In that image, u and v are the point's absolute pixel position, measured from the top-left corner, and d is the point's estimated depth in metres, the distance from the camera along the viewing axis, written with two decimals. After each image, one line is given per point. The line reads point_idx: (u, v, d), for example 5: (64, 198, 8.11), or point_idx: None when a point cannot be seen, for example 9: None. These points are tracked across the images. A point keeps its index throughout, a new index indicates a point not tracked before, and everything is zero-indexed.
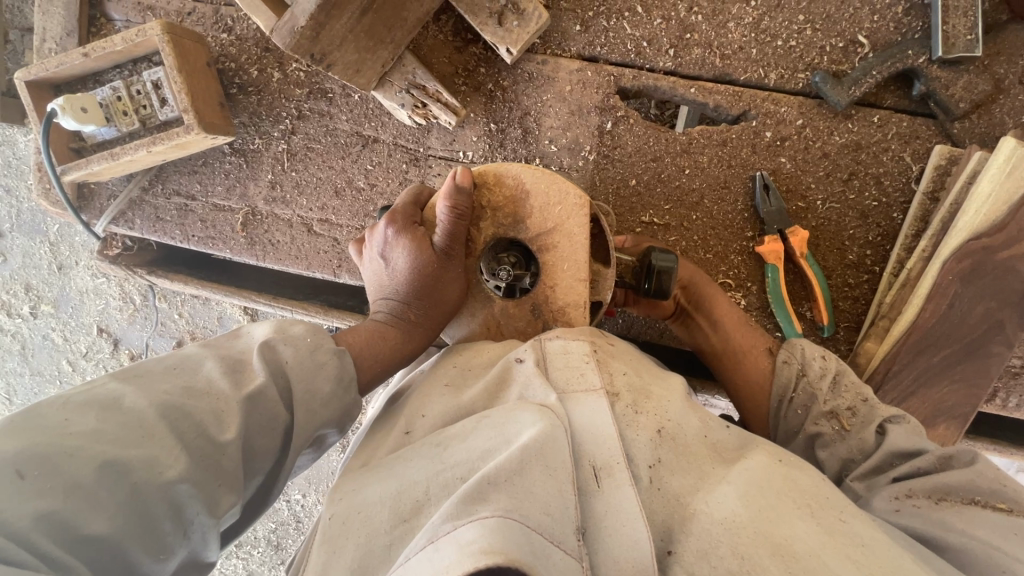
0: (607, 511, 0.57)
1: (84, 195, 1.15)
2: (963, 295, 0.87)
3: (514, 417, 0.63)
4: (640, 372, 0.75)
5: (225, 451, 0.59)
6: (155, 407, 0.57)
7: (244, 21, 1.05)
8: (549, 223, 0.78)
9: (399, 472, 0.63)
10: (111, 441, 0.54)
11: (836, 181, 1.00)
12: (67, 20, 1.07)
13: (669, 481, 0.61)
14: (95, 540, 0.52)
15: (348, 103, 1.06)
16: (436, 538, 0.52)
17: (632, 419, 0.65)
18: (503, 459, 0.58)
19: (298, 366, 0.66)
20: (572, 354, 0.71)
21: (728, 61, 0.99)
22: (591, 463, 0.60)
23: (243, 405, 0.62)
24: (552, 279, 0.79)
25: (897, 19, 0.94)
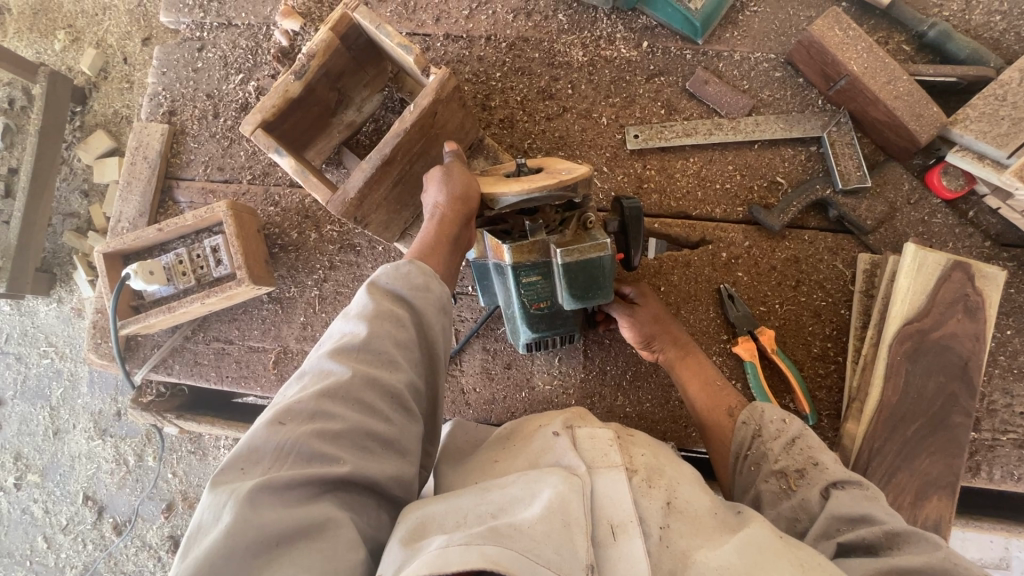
0: (621, 558, 0.65)
1: (131, 346, 1.27)
2: (915, 371, 1.00)
3: (543, 477, 0.71)
4: (659, 455, 0.85)
5: (383, 351, 0.74)
6: (330, 352, 0.74)
7: (289, 197, 1.30)
8: (547, 163, 0.99)
9: (453, 497, 0.71)
10: (314, 386, 0.70)
11: (786, 287, 1.19)
12: (141, 204, 1.31)
13: (677, 540, 0.69)
14: (343, 433, 0.68)
15: (373, 253, 1.27)
16: (470, 541, 0.60)
17: (645, 491, 0.74)
18: (531, 511, 0.65)
19: (406, 284, 0.79)
20: (599, 437, 0.79)
21: (681, 202, 1.25)
22: (609, 521, 0.68)
23: (379, 319, 0.75)
24: (554, 166, 0.95)
25: (803, 164, 1.23)
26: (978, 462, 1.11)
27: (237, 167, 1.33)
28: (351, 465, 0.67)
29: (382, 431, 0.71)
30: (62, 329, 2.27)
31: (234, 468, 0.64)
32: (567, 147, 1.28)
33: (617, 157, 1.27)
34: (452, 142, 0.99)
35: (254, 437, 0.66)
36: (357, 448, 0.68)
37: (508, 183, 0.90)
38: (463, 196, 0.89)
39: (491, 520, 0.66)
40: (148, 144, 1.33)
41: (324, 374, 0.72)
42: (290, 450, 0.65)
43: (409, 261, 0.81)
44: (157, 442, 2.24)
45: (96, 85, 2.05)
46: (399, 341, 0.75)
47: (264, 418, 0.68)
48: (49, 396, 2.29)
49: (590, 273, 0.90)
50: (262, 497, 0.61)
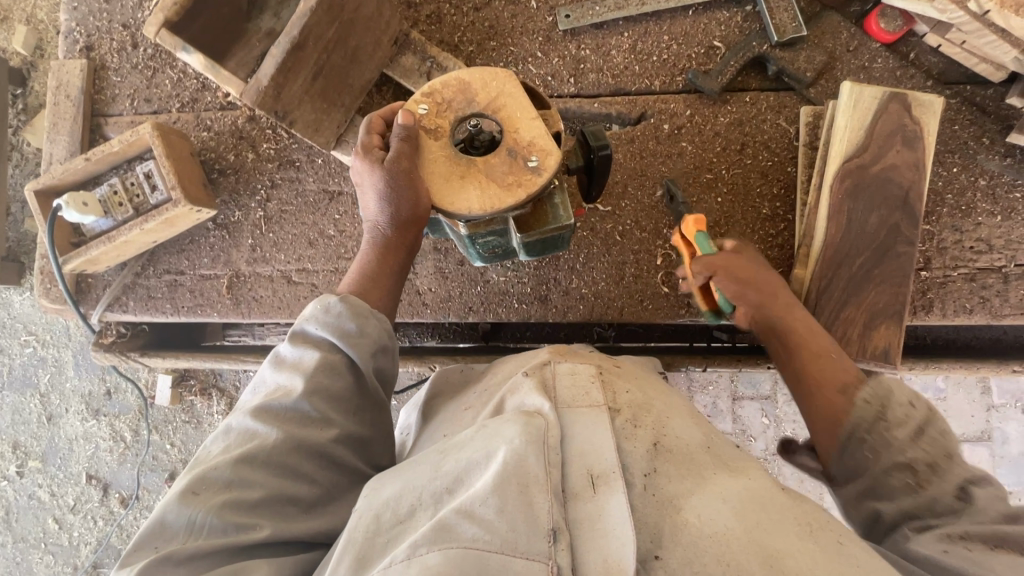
0: (595, 515, 0.62)
1: (82, 288, 1.26)
2: (857, 208, 1.00)
3: (500, 432, 0.67)
4: (644, 388, 0.80)
5: (311, 408, 0.73)
6: (255, 410, 0.73)
7: (221, 120, 1.26)
8: (501, 99, 0.78)
9: (406, 474, 0.69)
10: (239, 446, 0.70)
11: (733, 152, 1.18)
12: (71, 144, 1.27)
13: (664, 484, 0.66)
14: (270, 495, 0.68)
15: (314, 167, 1.24)
16: (413, 556, 0.59)
17: (631, 431, 0.70)
18: (484, 481, 0.63)
19: (335, 330, 0.77)
20: (578, 374, 0.76)
21: (620, 78, 1.22)
22: (588, 468, 0.65)
23: (307, 377, 0.74)
24: (512, 126, 0.77)
25: (740, 25, 1.19)
26: (931, 300, 1.12)
27: (165, 96, 1.29)
28: (270, 528, 0.66)
29: (307, 496, 0.71)
30: (39, 316, 2.28)
31: (145, 542, 0.64)
32: (498, 36, 1.24)
33: (550, 40, 1.23)
34: (400, 117, 0.76)
35: (165, 509, 0.65)
36: (280, 516, 0.68)
37: (464, 178, 0.76)
38: (412, 221, 0.82)
39: (446, 498, 0.65)
40: (69, 83, 1.28)
41: (249, 434, 0.71)
42: (201, 522, 0.64)
43: (340, 299, 0.79)
44: (147, 414, 2.27)
45: (32, 64, 2.09)
46: (330, 397, 0.75)
47: (178, 486, 0.67)
48: (37, 383, 2.31)
49: (548, 243, 0.87)
50: (164, 574, 0.61)
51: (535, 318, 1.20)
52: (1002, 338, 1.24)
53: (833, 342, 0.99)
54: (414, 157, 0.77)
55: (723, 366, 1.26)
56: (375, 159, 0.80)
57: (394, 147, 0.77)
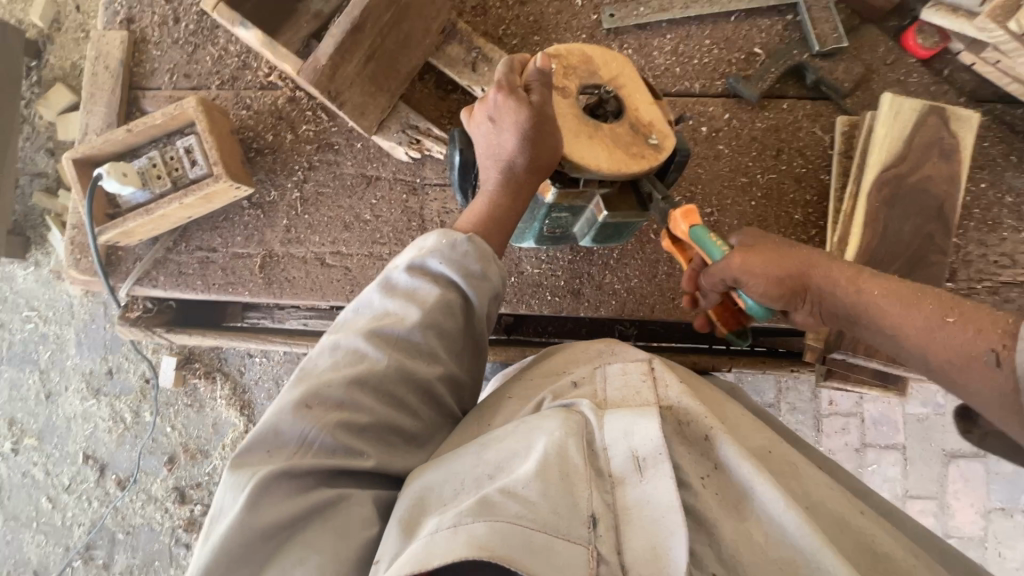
0: (639, 504, 0.65)
1: (112, 261, 1.25)
2: (893, 216, 1.02)
3: (541, 425, 0.72)
4: (701, 388, 0.84)
5: (422, 339, 0.77)
6: (369, 329, 0.75)
7: (261, 99, 1.26)
8: (623, 79, 0.90)
9: (450, 462, 0.71)
10: (349, 368, 0.73)
11: (768, 157, 1.20)
12: (107, 115, 1.26)
13: (725, 484, 0.69)
14: (375, 424, 0.72)
15: (352, 151, 1.25)
16: (459, 525, 0.61)
17: (680, 433, 0.73)
18: (527, 466, 0.67)
19: (456, 267, 0.79)
20: (630, 375, 0.79)
21: (660, 79, 1.23)
22: (632, 451, 0.69)
23: (426, 311, 0.77)
24: (633, 104, 0.88)
25: (780, 34, 1.21)
26: None
27: (205, 73, 1.28)
28: (375, 458, 0.71)
29: (407, 427, 0.76)
30: (43, 291, 2.25)
31: (260, 449, 0.67)
32: (543, 31, 1.25)
33: (594, 38, 1.25)
34: (543, 57, 0.82)
35: (281, 418, 0.68)
36: (381, 440, 0.73)
37: (593, 139, 0.85)
38: (549, 164, 0.82)
39: (489, 482, 0.68)
40: (109, 54, 1.28)
41: (360, 353, 0.74)
42: (315, 438, 0.67)
43: (468, 237, 0.80)
44: (152, 396, 2.24)
45: (50, 37, 2.08)
46: (440, 332, 0.78)
47: (292, 397, 0.69)
48: (38, 359, 2.28)
49: (619, 226, 0.93)
50: (282, 480, 0.64)
51: (567, 310, 1.21)
52: None
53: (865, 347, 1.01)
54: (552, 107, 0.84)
55: (748, 369, 1.27)
56: (519, 100, 0.81)
57: (541, 91, 0.82)
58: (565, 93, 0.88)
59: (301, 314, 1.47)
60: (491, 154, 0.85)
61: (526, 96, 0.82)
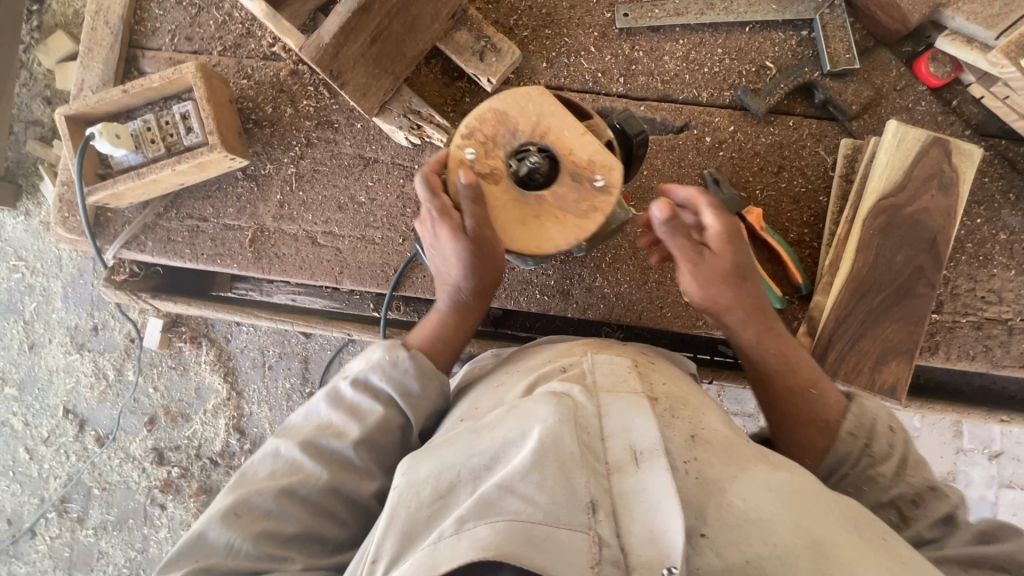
0: (636, 491, 0.66)
1: (101, 222, 1.24)
2: (886, 244, 1.02)
3: (533, 412, 0.72)
4: (676, 385, 0.88)
5: (354, 454, 0.86)
6: (306, 441, 0.87)
7: (263, 70, 1.24)
8: (544, 119, 0.85)
9: (444, 455, 0.73)
10: (283, 476, 0.85)
11: (768, 173, 1.19)
12: (105, 72, 1.24)
13: (708, 471, 0.70)
14: (299, 532, 0.81)
15: (352, 131, 1.23)
16: (461, 531, 0.63)
17: (668, 420, 0.76)
18: (522, 456, 0.68)
19: (395, 384, 0.90)
20: (615, 368, 0.82)
21: (669, 85, 1.22)
22: (631, 445, 0.70)
23: (359, 426, 0.87)
24: (568, 149, 0.85)
25: (793, 49, 1.20)
26: (937, 342, 1.16)
27: (207, 37, 1.26)
28: (301, 563, 0.80)
29: (333, 535, 0.83)
30: (32, 241, 2.23)
31: (194, 552, 0.80)
32: (555, 25, 1.23)
33: (606, 37, 1.23)
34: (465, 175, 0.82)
35: (216, 525, 0.80)
36: (305, 546, 0.81)
37: (540, 218, 0.84)
38: (488, 286, 0.99)
39: (486, 475, 0.70)
40: (110, 9, 1.24)
41: (296, 464, 0.86)
42: (240, 547, 0.78)
43: (409, 354, 0.92)
44: (136, 355, 2.23)
45: None
46: (372, 446, 0.87)
47: (228, 502, 0.82)
48: (23, 310, 2.26)
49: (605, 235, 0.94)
50: None
51: (554, 310, 1.21)
52: (992, 388, 1.29)
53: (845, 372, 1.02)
54: (483, 204, 0.85)
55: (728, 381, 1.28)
56: (453, 226, 0.87)
57: (468, 210, 0.85)
58: (493, 173, 0.85)
59: (290, 290, 1.44)
60: (440, 280, 1.02)
61: (458, 220, 0.87)
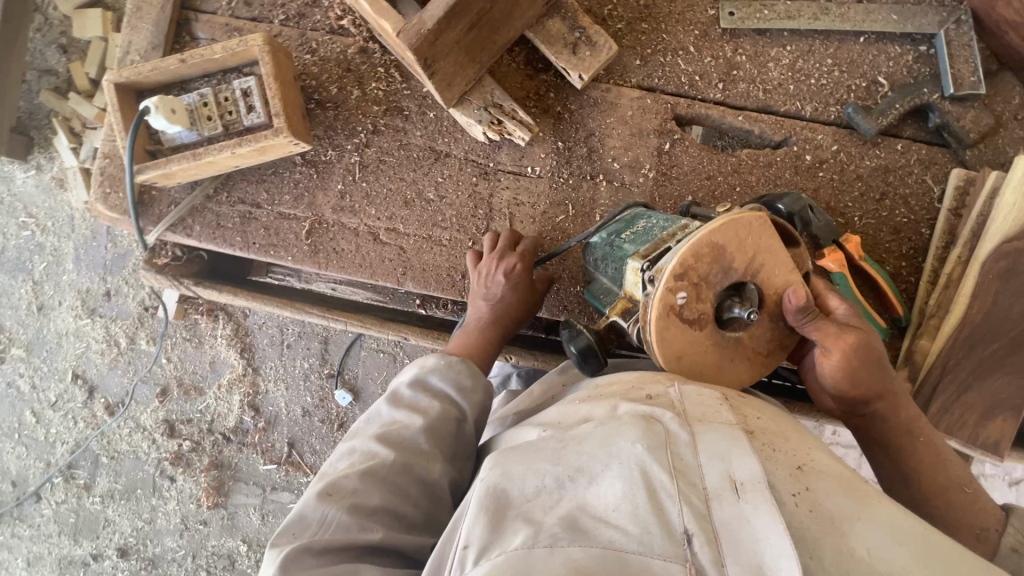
0: (741, 529, 0.51)
1: (144, 201, 1.14)
2: (1005, 291, 0.97)
3: (619, 432, 0.58)
4: (772, 416, 0.68)
5: (422, 438, 0.81)
6: (378, 433, 0.82)
7: (329, 45, 1.13)
8: (762, 256, 0.73)
9: (525, 451, 0.62)
10: (360, 457, 0.79)
11: (869, 200, 1.11)
12: (154, 35, 1.12)
13: (822, 505, 0.55)
14: (380, 511, 0.75)
15: (423, 121, 1.13)
16: (553, 543, 0.53)
17: (769, 455, 0.59)
18: (610, 476, 0.55)
19: (453, 386, 0.88)
20: (705, 393, 0.65)
21: (770, 95, 1.12)
22: (728, 475, 0.54)
23: (423, 427, 0.82)
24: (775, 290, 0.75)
25: (909, 66, 1.11)
26: None
27: (268, 3, 1.14)
28: (382, 538, 0.73)
29: (409, 514, 0.77)
30: (44, 198, 2.11)
31: (287, 533, 0.72)
32: (652, 19, 1.12)
33: (707, 36, 1.12)
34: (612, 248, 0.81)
35: (305, 506, 0.74)
36: (390, 527, 0.75)
37: (734, 361, 0.75)
38: (527, 297, 1.03)
39: (567, 485, 0.57)
40: None
41: (370, 453, 0.79)
42: (332, 522, 0.72)
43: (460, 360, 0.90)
44: (151, 325, 2.14)
45: None
46: (437, 432, 0.82)
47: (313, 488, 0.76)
48: (33, 269, 2.16)
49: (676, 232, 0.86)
50: (300, 560, 0.69)
51: None
52: None
53: (946, 423, 0.97)
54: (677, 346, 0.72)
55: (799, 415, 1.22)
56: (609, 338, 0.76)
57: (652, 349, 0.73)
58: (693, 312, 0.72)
59: (331, 279, 1.36)
60: (482, 292, 1.02)
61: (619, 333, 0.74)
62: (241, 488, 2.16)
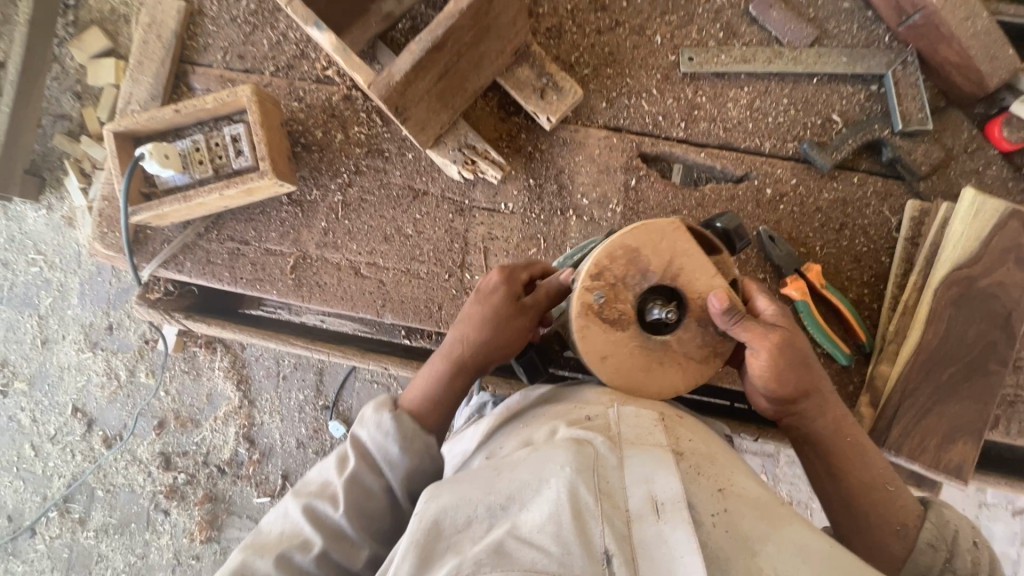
0: (657, 552, 0.55)
1: (139, 239, 1.20)
2: (958, 317, 1.01)
3: (551, 456, 0.62)
4: (706, 439, 0.72)
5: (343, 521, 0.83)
6: (307, 506, 0.85)
7: (315, 93, 1.21)
8: (679, 259, 0.79)
9: (460, 485, 0.64)
10: (284, 535, 0.83)
11: (829, 230, 1.15)
12: (154, 87, 1.21)
13: (739, 526, 0.59)
14: None
15: (403, 161, 1.20)
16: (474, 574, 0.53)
17: (693, 477, 0.62)
18: (539, 503, 0.58)
19: (383, 447, 0.88)
20: (641, 418, 0.69)
21: (730, 133, 1.19)
22: (650, 496, 0.58)
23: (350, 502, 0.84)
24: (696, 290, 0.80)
25: (861, 104, 1.17)
26: (999, 416, 1.09)
27: (260, 56, 1.23)
28: None
29: None
30: (52, 236, 2.19)
31: None
32: (617, 64, 1.20)
33: (668, 79, 1.19)
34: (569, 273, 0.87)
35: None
36: None
37: (665, 365, 0.79)
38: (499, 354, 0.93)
39: (499, 514, 0.60)
40: (163, 22, 1.22)
41: (296, 528, 0.84)
42: None
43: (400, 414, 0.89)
44: (149, 358, 2.19)
45: None
46: (361, 510, 0.84)
47: (237, 559, 0.81)
48: (38, 304, 2.23)
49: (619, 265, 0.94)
50: None
51: None
52: None
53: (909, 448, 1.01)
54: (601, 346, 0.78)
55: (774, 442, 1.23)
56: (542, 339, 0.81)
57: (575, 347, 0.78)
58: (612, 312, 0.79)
59: (319, 311, 1.42)
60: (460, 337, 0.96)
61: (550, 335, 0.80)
62: (233, 521, 2.17)
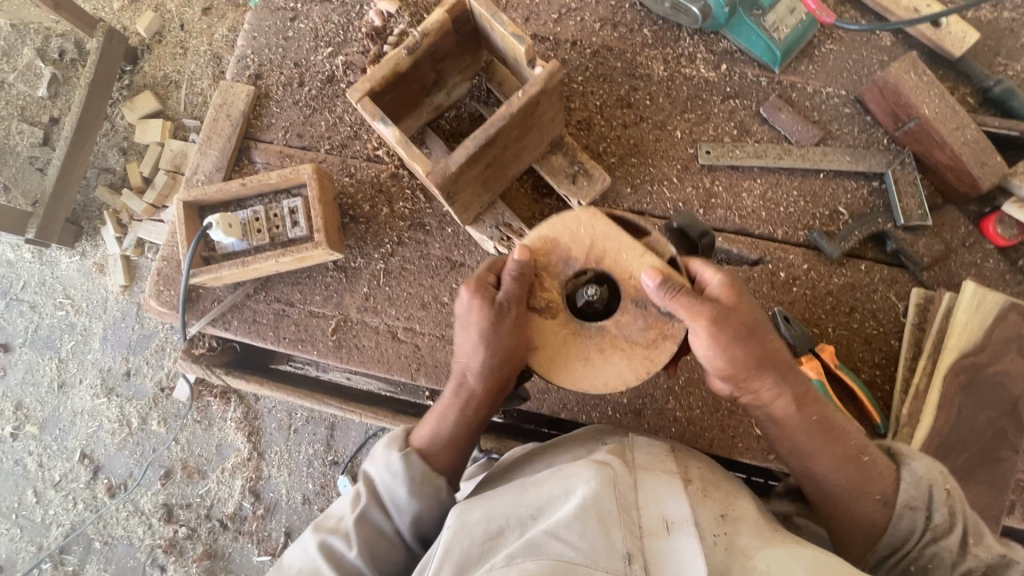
0: (666, 553, 0.69)
1: (190, 297, 1.28)
2: (968, 404, 1.09)
3: (576, 474, 0.77)
4: (714, 472, 0.90)
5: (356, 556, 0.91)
6: (324, 539, 0.93)
7: (365, 170, 1.33)
8: (600, 245, 0.92)
9: (496, 502, 0.79)
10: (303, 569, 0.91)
11: (840, 313, 1.23)
12: (219, 159, 1.33)
13: (737, 542, 0.72)
14: None
15: (442, 235, 1.29)
16: (511, 563, 0.68)
17: (698, 500, 0.78)
18: (567, 509, 0.72)
19: (398, 480, 0.97)
20: (655, 453, 0.85)
21: (745, 219, 1.29)
22: (664, 516, 0.73)
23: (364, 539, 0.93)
24: (625, 272, 0.91)
25: (865, 198, 1.27)
26: (1013, 501, 1.12)
27: (316, 135, 1.36)
28: None
29: None
30: (83, 282, 2.27)
31: None
32: (641, 154, 1.32)
33: (687, 169, 1.31)
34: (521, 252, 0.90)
35: None
36: None
37: (603, 352, 0.91)
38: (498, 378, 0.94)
39: (531, 523, 0.74)
40: (232, 103, 1.36)
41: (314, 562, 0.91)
42: None
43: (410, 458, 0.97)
44: (165, 406, 2.21)
45: (149, 48, 2.20)
46: (372, 548, 0.93)
47: None
48: (60, 348, 2.28)
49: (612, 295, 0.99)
50: None
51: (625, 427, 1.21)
52: None
53: None
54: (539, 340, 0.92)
55: None
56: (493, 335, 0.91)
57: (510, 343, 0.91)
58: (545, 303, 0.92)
59: (347, 369, 1.47)
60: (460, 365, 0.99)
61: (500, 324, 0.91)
62: None
